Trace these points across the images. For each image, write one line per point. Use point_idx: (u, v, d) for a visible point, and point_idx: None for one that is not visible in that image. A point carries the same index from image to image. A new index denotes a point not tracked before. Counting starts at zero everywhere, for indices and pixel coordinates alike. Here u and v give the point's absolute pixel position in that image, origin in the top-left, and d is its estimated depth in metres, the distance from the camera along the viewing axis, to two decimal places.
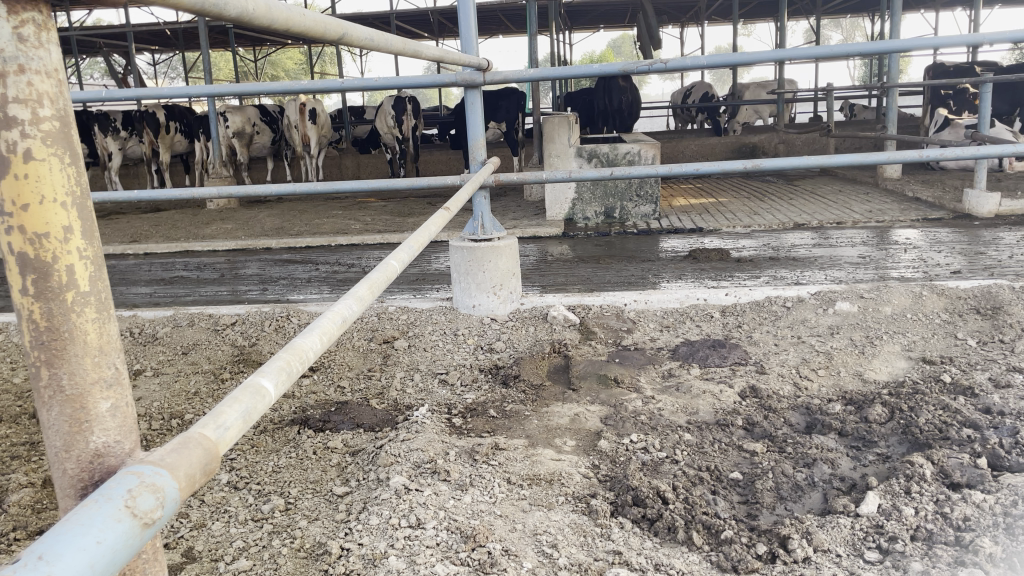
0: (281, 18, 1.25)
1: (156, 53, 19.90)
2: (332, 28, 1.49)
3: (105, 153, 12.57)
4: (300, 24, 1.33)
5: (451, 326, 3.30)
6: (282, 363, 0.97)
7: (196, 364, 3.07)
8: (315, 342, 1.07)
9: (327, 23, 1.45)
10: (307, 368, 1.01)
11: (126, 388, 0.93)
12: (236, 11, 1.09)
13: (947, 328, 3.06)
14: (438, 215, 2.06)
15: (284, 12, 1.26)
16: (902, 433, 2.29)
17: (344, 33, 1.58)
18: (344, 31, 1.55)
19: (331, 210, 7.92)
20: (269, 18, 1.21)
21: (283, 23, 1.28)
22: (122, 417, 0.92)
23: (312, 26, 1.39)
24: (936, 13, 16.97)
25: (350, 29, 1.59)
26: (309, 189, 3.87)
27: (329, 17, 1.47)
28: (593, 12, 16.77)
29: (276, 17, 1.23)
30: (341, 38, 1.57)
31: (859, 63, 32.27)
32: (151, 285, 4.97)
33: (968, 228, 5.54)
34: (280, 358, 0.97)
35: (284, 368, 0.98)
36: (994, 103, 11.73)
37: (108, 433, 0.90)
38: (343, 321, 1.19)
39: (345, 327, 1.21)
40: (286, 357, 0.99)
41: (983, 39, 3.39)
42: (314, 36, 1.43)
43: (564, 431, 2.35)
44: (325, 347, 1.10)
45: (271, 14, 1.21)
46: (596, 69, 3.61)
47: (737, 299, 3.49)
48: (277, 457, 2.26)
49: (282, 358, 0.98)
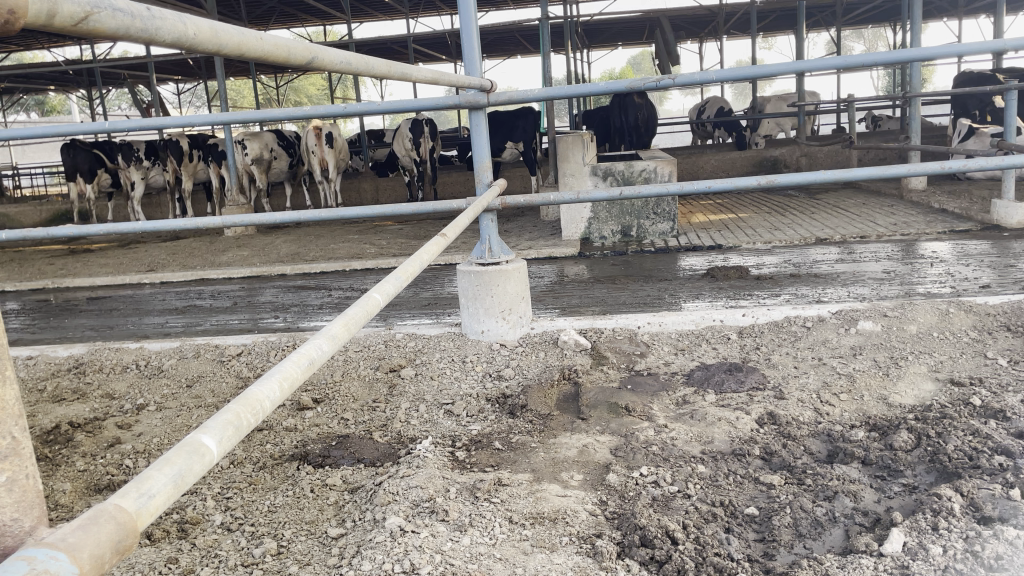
0: (232, 42, 1.19)
1: (179, 83, 20.21)
2: (298, 52, 1.43)
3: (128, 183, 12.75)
4: (256, 49, 1.27)
5: (460, 352, 3.22)
6: (228, 418, 0.94)
7: (199, 397, 3.00)
8: (272, 391, 1.05)
9: (291, 47, 1.39)
10: (258, 422, 0.98)
11: (28, 459, 0.84)
12: (172, 36, 1.04)
13: (976, 347, 2.92)
14: (431, 243, 2.00)
15: (234, 36, 1.20)
16: (929, 461, 2.16)
17: (316, 57, 1.51)
18: (314, 55, 1.48)
19: (347, 235, 7.91)
20: (215, 44, 1.15)
21: (235, 49, 1.21)
22: (21, 492, 0.82)
23: (273, 50, 1.33)
24: (959, 21, 16.74)
25: (322, 53, 1.52)
26: (315, 217, 3.82)
27: (295, 41, 1.41)
28: (610, 30, 16.76)
29: (225, 41, 1.17)
30: (311, 63, 1.50)
31: (882, 74, 32.07)
32: (165, 315, 4.96)
33: (997, 240, 5.36)
34: (228, 413, 0.95)
35: (231, 423, 0.95)
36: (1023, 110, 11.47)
37: (4, 510, 0.80)
38: (309, 363, 1.15)
39: (312, 370, 1.17)
40: (234, 412, 0.96)
41: (1006, 45, 3.26)
42: (276, 60, 1.37)
43: (572, 464, 2.25)
44: (286, 393, 1.07)
45: (217, 40, 1.15)
46: (603, 87, 3.53)
47: (754, 320, 3.37)
48: (274, 495, 2.18)
49: (229, 412, 0.95)
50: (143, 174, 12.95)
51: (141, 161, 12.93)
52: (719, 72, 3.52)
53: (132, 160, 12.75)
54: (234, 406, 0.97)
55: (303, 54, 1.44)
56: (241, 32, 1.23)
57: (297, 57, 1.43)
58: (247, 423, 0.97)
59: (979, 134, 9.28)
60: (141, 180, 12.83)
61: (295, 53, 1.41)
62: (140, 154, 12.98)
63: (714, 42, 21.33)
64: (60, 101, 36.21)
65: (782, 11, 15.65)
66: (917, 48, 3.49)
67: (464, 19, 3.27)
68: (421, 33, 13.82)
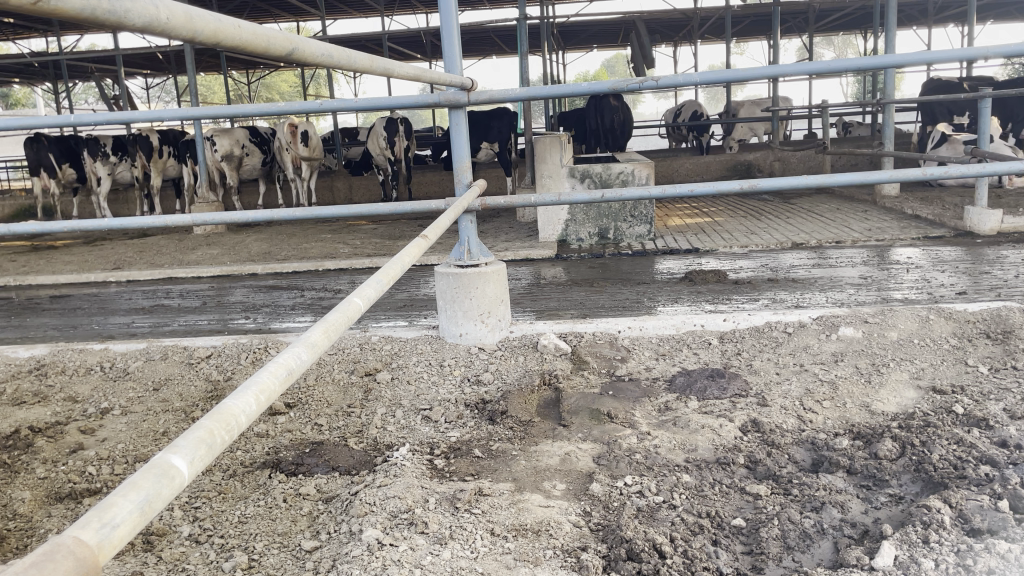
0: (207, 29, 1.12)
1: (149, 77, 19.88)
2: (277, 42, 1.35)
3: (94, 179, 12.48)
4: (233, 38, 1.19)
5: (437, 356, 3.15)
6: (201, 436, 0.87)
7: (167, 401, 2.90)
8: (248, 404, 0.98)
9: (271, 37, 1.31)
10: (233, 438, 0.91)
11: None
12: (142, 21, 0.97)
13: (956, 354, 2.92)
14: (412, 244, 1.93)
15: (211, 23, 1.13)
16: (915, 470, 2.14)
17: (294, 48, 1.43)
18: (292, 47, 1.41)
19: (320, 234, 7.80)
20: (190, 30, 1.08)
21: (210, 36, 1.14)
22: None
23: (251, 39, 1.25)
24: (929, 29, 16.99)
25: (302, 44, 1.44)
26: (288, 215, 3.72)
27: (275, 30, 1.34)
28: (586, 32, 16.75)
29: (200, 28, 1.10)
30: (290, 55, 1.43)
31: (852, 81, 32.55)
32: (131, 315, 4.83)
33: (971, 247, 5.41)
34: (201, 430, 0.88)
35: (203, 442, 0.88)
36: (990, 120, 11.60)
37: None
38: (287, 374, 1.08)
39: (290, 380, 1.10)
40: (207, 428, 0.89)
41: (985, 52, 3.25)
42: (255, 51, 1.29)
43: (554, 473, 2.19)
44: (263, 408, 1.00)
45: (192, 26, 1.08)
46: (586, 88, 3.48)
47: (735, 325, 3.34)
48: (244, 505, 2.10)
49: (202, 429, 0.88)
50: (110, 169, 12.69)
51: (108, 156, 12.67)
52: (701, 76, 3.48)
53: (99, 155, 12.49)
54: (207, 422, 0.90)
55: (282, 45, 1.37)
56: (217, 18, 1.15)
57: (276, 47, 1.35)
58: (221, 439, 0.90)
59: (951, 141, 9.39)
60: (108, 175, 12.57)
61: (274, 42, 1.34)
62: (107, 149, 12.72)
63: (689, 46, 21.44)
64: (25, 95, 35.61)
65: (756, 16, 15.76)
66: (897, 53, 3.48)
67: (444, 17, 3.20)
68: (396, 31, 13.70)
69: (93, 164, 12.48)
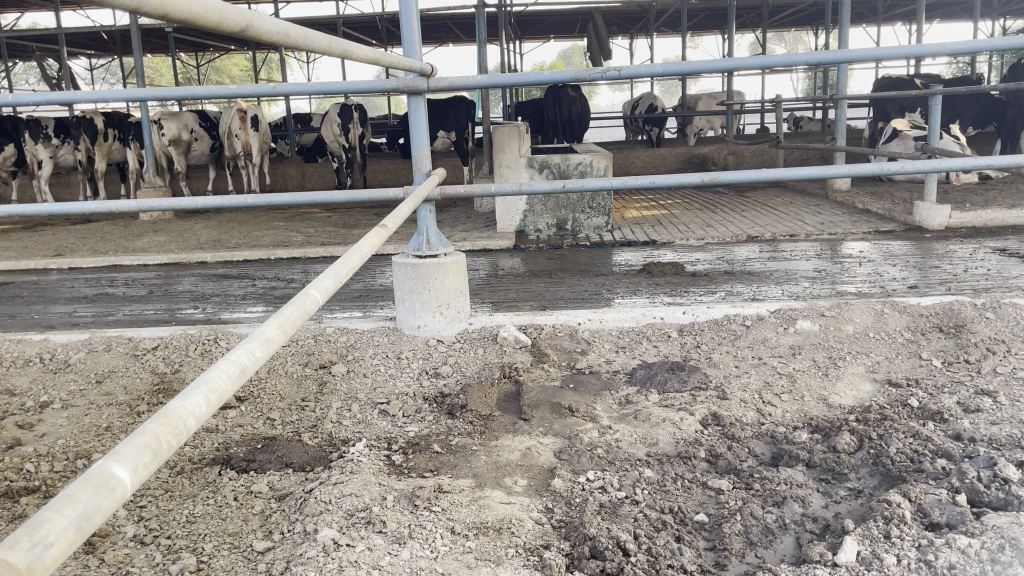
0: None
1: (93, 58, 19.25)
2: (231, 18, 1.26)
3: (35, 162, 12.02)
4: (182, 10, 1.10)
5: (395, 349, 3.08)
6: (146, 442, 0.80)
7: (111, 395, 2.79)
8: (197, 406, 0.91)
9: (224, 11, 1.22)
10: (181, 442, 0.85)
11: None
12: None
13: (911, 348, 2.95)
14: (371, 234, 1.86)
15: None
16: (872, 463, 2.15)
17: (248, 25, 1.34)
18: (247, 23, 1.32)
19: (272, 222, 7.63)
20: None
21: (157, 9, 1.05)
22: None
23: (202, 12, 1.16)
24: (877, 27, 17.33)
25: (256, 21, 1.35)
26: (239, 203, 3.60)
27: (229, 5, 1.24)
28: (544, 22, 16.69)
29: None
30: (244, 32, 1.34)
31: (802, 78, 33.11)
32: (73, 304, 4.64)
33: (920, 241, 5.52)
34: (145, 434, 0.81)
35: (149, 448, 0.81)
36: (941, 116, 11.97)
37: None
38: (240, 372, 1.01)
39: (243, 379, 1.03)
40: (153, 433, 0.82)
41: (937, 49, 3.26)
42: (206, 26, 1.20)
43: (515, 468, 2.15)
44: (214, 408, 0.93)
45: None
46: (548, 77, 3.42)
47: (694, 318, 3.34)
48: (193, 505, 2.01)
49: (147, 434, 0.81)
50: (52, 152, 12.23)
51: (49, 139, 12.21)
52: (663, 66, 3.45)
53: (40, 138, 12.03)
54: (153, 427, 0.83)
55: (236, 21, 1.28)
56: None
57: (230, 22, 1.26)
58: (168, 445, 0.83)
59: (902, 137, 9.59)
60: (49, 158, 12.12)
61: (228, 17, 1.24)
62: (49, 131, 12.27)
63: (645, 38, 21.53)
64: None
65: (711, 10, 15.88)
66: (850, 49, 3.48)
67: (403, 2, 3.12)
68: (351, 16, 13.46)
69: (33, 146, 12.03)
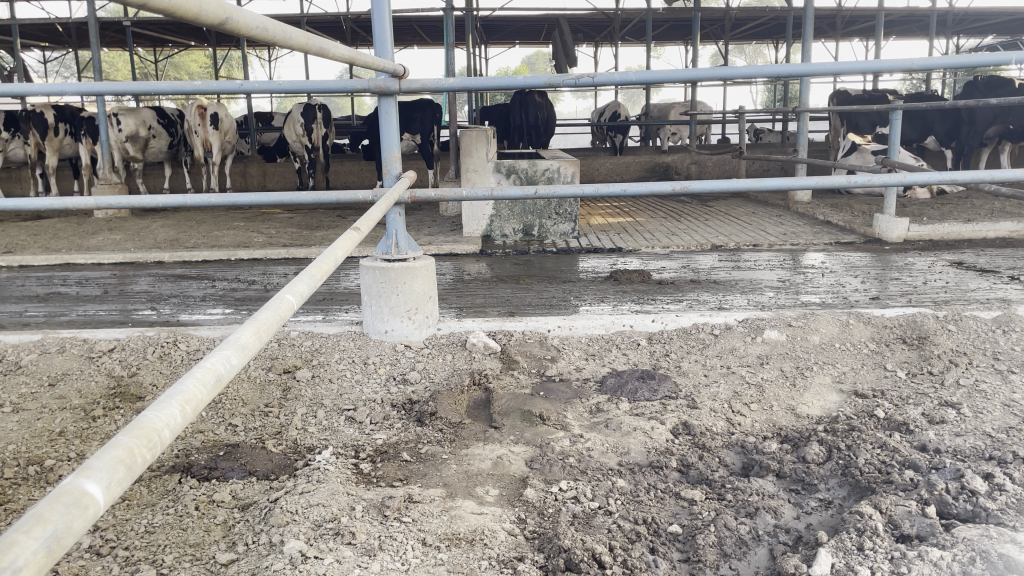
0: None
1: (46, 50, 18.74)
2: (211, 9, 1.18)
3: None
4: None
5: (361, 354, 3.02)
6: (119, 456, 0.75)
7: (64, 398, 2.68)
8: (173, 416, 0.86)
9: (204, 2, 1.15)
10: (157, 455, 0.80)
11: None
12: None
13: (876, 359, 2.99)
14: (344, 237, 1.81)
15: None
16: (842, 474, 2.15)
17: (226, 18, 1.27)
18: (226, 16, 1.26)
19: (232, 222, 7.48)
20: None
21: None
22: None
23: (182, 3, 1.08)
24: (837, 43, 17.68)
25: (235, 14, 1.29)
26: (201, 202, 3.51)
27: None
28: (509, 27, 16.69)
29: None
30: (223, 24, 1.27)
31: (762, 91, 33.72)
32: (23, 303, 4.48)
33: (879, 253, 5.61)
34: (118, 448, 0.76)
35: (122, 463, 0.75)
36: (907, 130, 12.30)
37: None
38: (216, 381, 0.96)
39: (218, 388, 0.98)
40: (126, 446, 0.77)
41: (899, 64, 3.28)
42: (186, 17, 1.12)
43: (486, 477, 2.11)
44: (190, 419, 0.88)
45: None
46: (520, 81, 3.39)
47: (663, 326, 3.34)
48: (152, 514, 1.93)
49: (120, 447, 0.76)
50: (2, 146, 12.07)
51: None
52: (636, 74, 3.44)
53: None
54: (126, 439, 0.78)
55: (216, 13, 1.21)
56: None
57: (210, 14, 1.19)
58: (143, 458, 0.78)
59: (861, 151, 9.78)
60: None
61: (207, 9, 1.17)
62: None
63: (609, 47, 21.71)
64: None
65: (675, 21, 16.06)
66: (814, 61, 3.50)
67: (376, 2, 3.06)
68: (315, 15, 13.30)
69: None
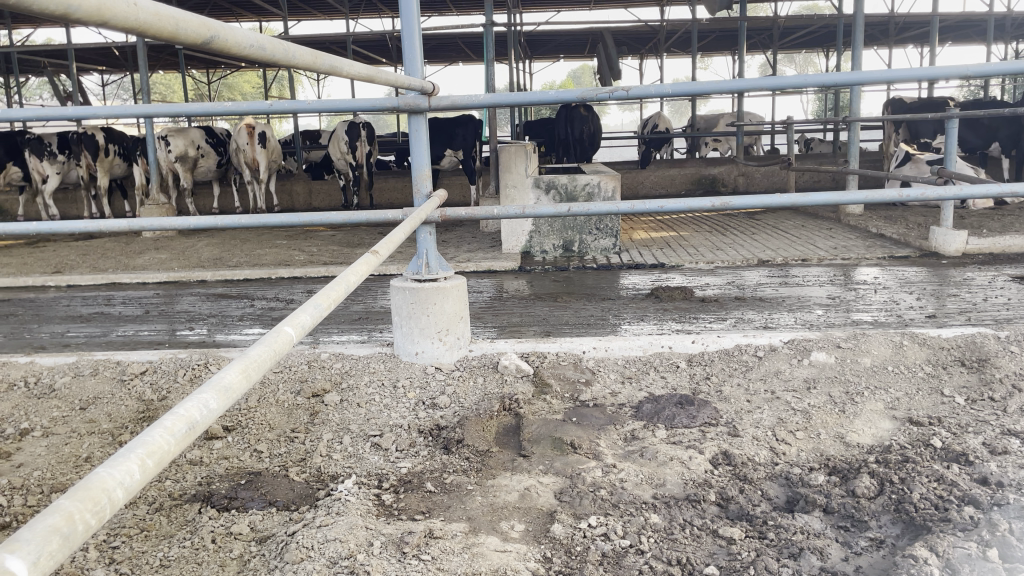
0: (87, 5, 0.84)
1: (104, 74, 19.30)
2: (189, 27, 1.10)
3: (40, 178, 11.93)
4: (124, 17, 0.92)
5: (390, 377, 2.95)
6: (54, 524, 0.68)
7: (94, 423, 2.67)
8: (127, 473, 0.79)
9: (181, 21, 1.07)
10: (101, 522, 0.72)
11: None
12: None
13: (931, 383, 2.81)
14: (360, 261, 1.76)
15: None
16: (894, 510, 1.99)
17: (212, 35, 1.18)
18: (211, 33, 1.17)
19: (275, 241, 7.55)
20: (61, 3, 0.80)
21: (94, 14, 0.87)
22: None
23: (155, 21, 0.99)
24: (891, 50, 17.21)
25: (222, 32, 1.21)
26: (235, 223, 3.49)
27: (187, 14, 1.09)
28: (554, 42, 16.64)
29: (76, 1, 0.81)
30: (208, 43, 1.19)
31: (812, 102, 33.16)
32: (68, 323, 4.54)
33: (936, 268, 5.38)
34: (53, 517, 0.69)
35: (59, 531, 0.69)
36: (968, 138, 11.91)
37: None
38: (186, 431, 0.90)
39: (189, 439, 0.91)
40: (65, 513, 0.70)
41: (954, 72, 3.10)
42: (162, 39, 1.05)
43: (512, 511, 2.01)
44: (150, 474, 0.82)
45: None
46: (553, 96, 3.30)
47: (704, 347, 3.21)
48: (168, 546, 1.88)
49: (58, 514, 0.69)
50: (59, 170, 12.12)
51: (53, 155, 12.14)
52: (672, 86, 3.32)
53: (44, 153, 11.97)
54: (67, 504, 0.71)
55: (197, 31, 1.13)
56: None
57: (189, 32, 1.11)
58: (85, 526, 0.71)
59: (916, 160, 9.47)
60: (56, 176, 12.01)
61: (185, 27, 1.08)
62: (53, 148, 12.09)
63: (655, 59, 21.53)
64: None
65: (721, 31, 15.86)
66: (863, 71, 3.33)
67: (406, 20, 3.02)
68: (361, 34, 13.43)
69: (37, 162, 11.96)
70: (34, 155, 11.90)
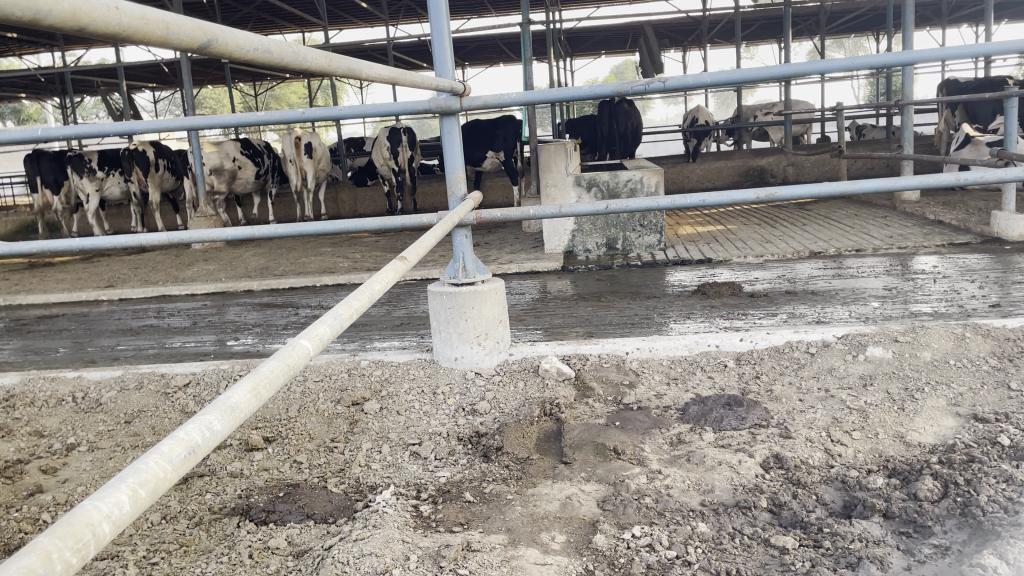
0: (59, 10, 0.81)
1: (155, 91, 19.77)
2: (182, 32, 1.07)
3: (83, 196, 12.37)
4: (104, 22, 0.89)
5: (431, 383, 2.91)
6: (31, 565, 0.67)
7: (138, 436, 2.68)
8: (113, 508, 0.77)
9: (171, 24, 1.03)
10: (82, 560, 0.71)
11: None
12: None
13: (998, 377, 2.65)
14: (386, 269, 1.72)
15: (65, 1, 0.82)
16: (960, 514, 1.86)
17: (209, 39, 1.15)
18: (207, 37, 1.13)
19: (319, 249, 7.62)
20: (27, 7, 0.76)
21: (66, 21, 0.83)
22: None
23: (138, 24, 0.96)
24: (944, 29, 16.68)
25: (220, 35, 1.17)
26: (272, 233, 3.48)
27: (179, 17, 1.06)
28: (595, 38, 16.52)
29: (45, 6, 0.78)
30: (206, 47, 1.16)
31: (864, 87, 32.38)
32: (118, 337, 4.62)
33: (998, 253, 5.16)
34: (29, 559, 0.67)
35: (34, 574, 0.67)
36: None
37: None
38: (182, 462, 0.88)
39: (184, 468, 0.89)
40: (43, 553, 0.69)
41: (1010, 46, 2.94)
42: (149, 42, 1.01)
43: (553, 522, 1.95)
44: (138, 507, 0.81)
45: (32, 3, 0.76)
46: (588, 92, 3.21)
47: (753, 345, 3.09)
48: (205, 562, 1.86)
49: (35, 554, 0.68)
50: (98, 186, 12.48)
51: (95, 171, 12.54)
52: (710, 76, 3.21)
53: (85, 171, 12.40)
54: (46, 542, 0.70)
55: (192, 34, 1.09)
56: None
57: (182, 37, 1.07)
58: (64, 566, 0.70)
59: (975, 142, 9.15)
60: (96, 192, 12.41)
61: (176, 31, 1.05)
62: (93, 164, 12.46)
63: (697, 51, 21.28)
64: (38, 112, 35.63)
65: (765, 19, 15.55)
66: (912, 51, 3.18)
67: (436, 22, 2.97)
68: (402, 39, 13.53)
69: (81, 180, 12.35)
70: (75, 173, 12.31)
